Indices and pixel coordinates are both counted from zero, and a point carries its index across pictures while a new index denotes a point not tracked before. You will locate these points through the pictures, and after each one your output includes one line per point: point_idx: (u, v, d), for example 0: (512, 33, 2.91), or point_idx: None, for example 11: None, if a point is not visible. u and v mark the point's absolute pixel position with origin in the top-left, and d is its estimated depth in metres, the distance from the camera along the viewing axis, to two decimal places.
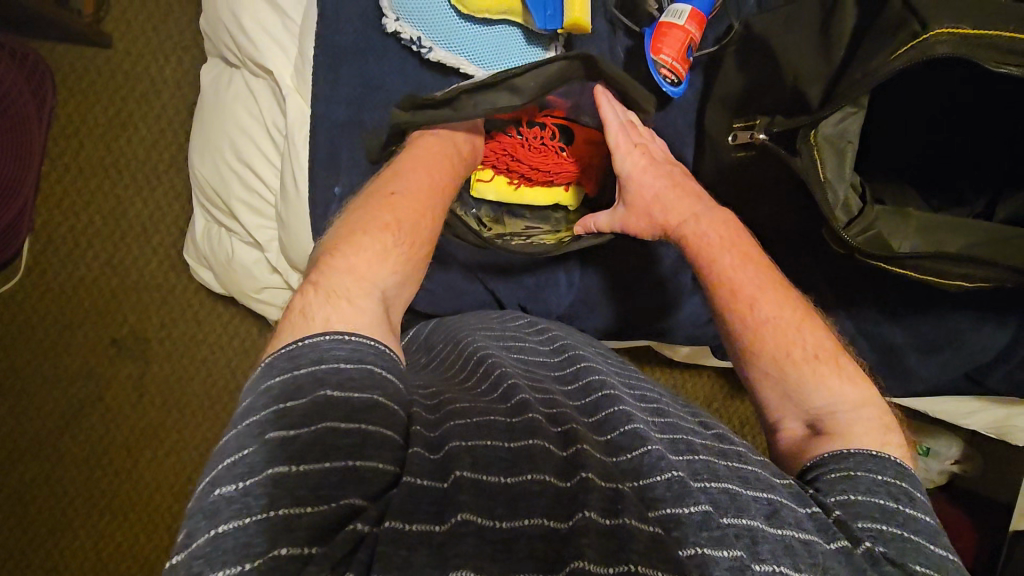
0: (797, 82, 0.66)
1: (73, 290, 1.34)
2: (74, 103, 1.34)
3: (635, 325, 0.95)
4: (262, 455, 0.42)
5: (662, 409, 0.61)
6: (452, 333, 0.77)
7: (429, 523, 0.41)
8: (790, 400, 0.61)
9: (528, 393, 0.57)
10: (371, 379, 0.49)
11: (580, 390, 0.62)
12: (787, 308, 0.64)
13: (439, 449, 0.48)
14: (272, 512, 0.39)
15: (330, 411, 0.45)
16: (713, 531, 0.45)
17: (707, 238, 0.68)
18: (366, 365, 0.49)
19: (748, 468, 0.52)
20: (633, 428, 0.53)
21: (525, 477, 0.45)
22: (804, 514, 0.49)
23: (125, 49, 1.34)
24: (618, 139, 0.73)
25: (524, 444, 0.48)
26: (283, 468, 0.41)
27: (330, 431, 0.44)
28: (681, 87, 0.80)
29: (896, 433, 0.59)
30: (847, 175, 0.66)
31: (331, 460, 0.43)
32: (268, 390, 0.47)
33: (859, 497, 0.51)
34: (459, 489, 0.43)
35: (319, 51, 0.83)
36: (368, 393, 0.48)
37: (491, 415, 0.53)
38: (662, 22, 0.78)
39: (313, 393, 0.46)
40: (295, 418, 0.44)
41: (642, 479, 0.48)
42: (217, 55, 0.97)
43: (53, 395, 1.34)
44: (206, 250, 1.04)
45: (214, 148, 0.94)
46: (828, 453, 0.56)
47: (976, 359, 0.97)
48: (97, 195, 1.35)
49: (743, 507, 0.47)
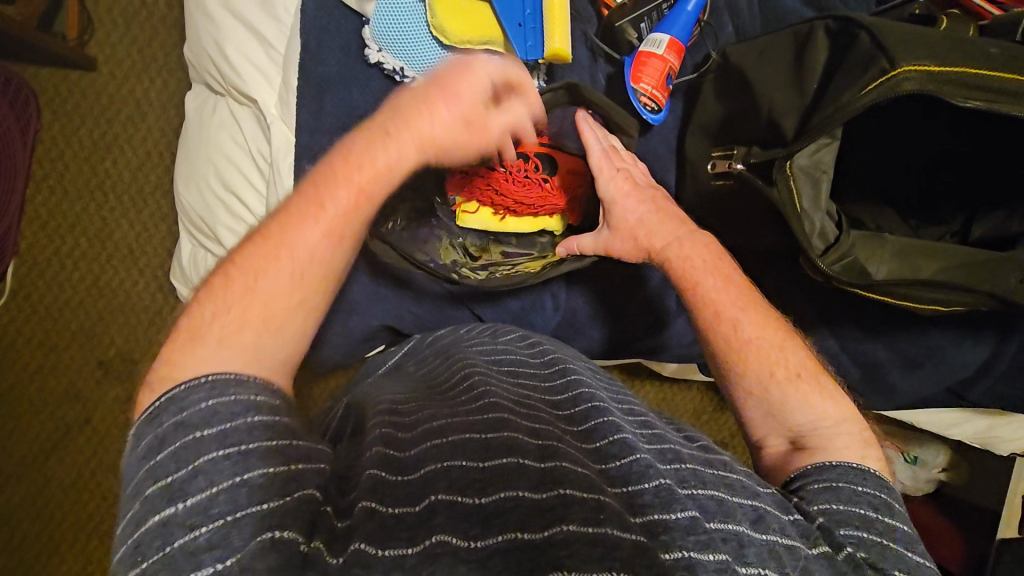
0: (772, 114, 0.68)
1: (58, 314, 1.33)
2: (59, 125, 1.34)
3: (622, 344, 0.96)
4: (145, 508, 0.41)
5: (650, 423, 0.62)
6: (444, 350, 0.77)
7: (403, 547, 0.40)
8: (774, 417, 0.61)
9: (507, 411, 0.56)
10: (240, 405, 0.46)
11: (569, 399, 0.62)
12: (770, 327, 0.64)
13: (410, 473, 0.46)
14: (167, 548, 0.39)
15: (192, 451, 0.43)
16: (700, 536, 0.45)
17: (693, 262, 0.68)
18: (229, 395, 0.46)
19: (733, 476, 0.53)
20: (622, 437, 0.54)
21: (497, 497, 0.44)
22: (787, 521, 0.50)
23: (110, 71, 1.34)
24: (601, 164, 0.74)
25: (500, 463, 0.47)
26: (169, 511, 0.41)
27: (209, 461, 0.42)
28: (660, 113, 0.82)
29: (875, 447, 0.59)
30: (823, 204, 0.67)
31: (215, 485, 0.41)
32: (138, 451, 0.45)
33: (842, 505, 0.52)
34: (432, 513, 0.43)
35: (303, 82, 0.83)
36: (235, 417, 0.45)
37: (467, 432, 0.51)
38: (641, 51, 0.79)
39: (180, 439, 0.43)
40: (166, 468, 0.42)
41: (629, 486, 0.49)
42: (201, 82, 0.97)
43: (37, 420, 1.32)
44: (192, 275, 1.04)
45: (200, 176, 0.94)
46: (810, 466, 0.57)
47: (957, 372, 0.98)
48: (82, 217, 1.34)
49: (729, 512, 0.48)
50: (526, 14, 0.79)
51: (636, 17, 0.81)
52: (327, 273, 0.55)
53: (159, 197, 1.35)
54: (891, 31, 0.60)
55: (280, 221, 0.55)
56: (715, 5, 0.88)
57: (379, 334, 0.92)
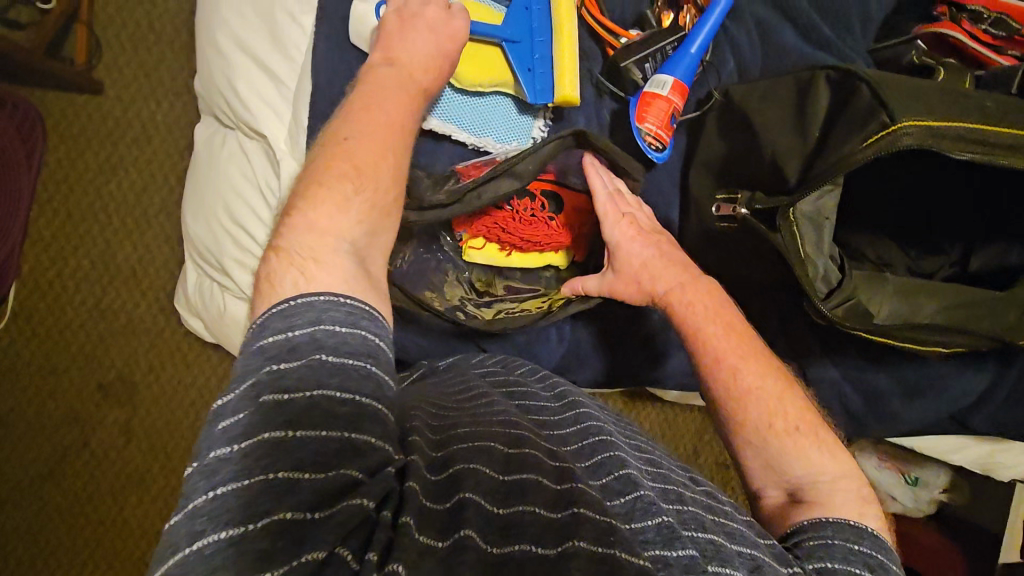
0: (774, 159, 0.69)
1: (60, 336, 1.33)
2: (65, 148, 1.35)
3: (625, 373, 0.96)
4: (257, 417, 0.42)
5: (657, 461, 0.62)
6: (458, 369, 0.78)
7: (434, 538, 0.42)
8: (772, 468, 0.61)
9: (526, 429, 0.57)
10: (368, 347, 0.48)
11: (576, 434, 0.62)
12: (770, 376, 0.64)
13: (445, 470, 0.48)
14: (269, 472, 0.40)
15: (314, 379, 0.44)
16: (699, 574, 0.47)
17: (693, 308, 0.69)
18: (360, 330, 0.48)
19: (734, 523, 0.54)
20: (626, 473, 0.55)
21: (514, 509, 0.46)
22: (782, 572, 0.50)
23: (116, 95, 1.35)
24: (605, 207, 0.75)
25: (519, 477, 0.49)
26: (280, 433, 0.42)
27: (327, 399, 0.44)
28: (665, 152, 0.83)
29: (873, 506, 0.60)
30: (825, 249, 0.68)
31: (328, 429, 0.43)
32: (262, 346, 0.46)
33: (836, 564, 0.52)
34: (461, 508, 0.45)
35: (314, 119, 0.85)
36: (361, 357, 0.47)
37: (492, 441, 0.53)
38: (646, 92, 0.81)
39: (307, 359, 0.45)
40: (287, 385, 0.44)
41: (634, 522, 0.50)
42: (210, 114, 0.98)
43: (37, 443, 1.32)
44: (199, 305, 1.05)
45: (208, 208, 0.95)
46: (806, 521, 0.57)
47: (955, 401, 1.00)
48: (85, 240, 1.34)
49: (727, 559, 0.49)
50: (536, 58, 0.80)
51: (640, 58, 0.82)
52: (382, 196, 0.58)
53: (163, 220, 1.36)
54: (890, 84, 0.61)
55: (354, 126, 0.60)
56: (717, 44, 0.90)
57: None
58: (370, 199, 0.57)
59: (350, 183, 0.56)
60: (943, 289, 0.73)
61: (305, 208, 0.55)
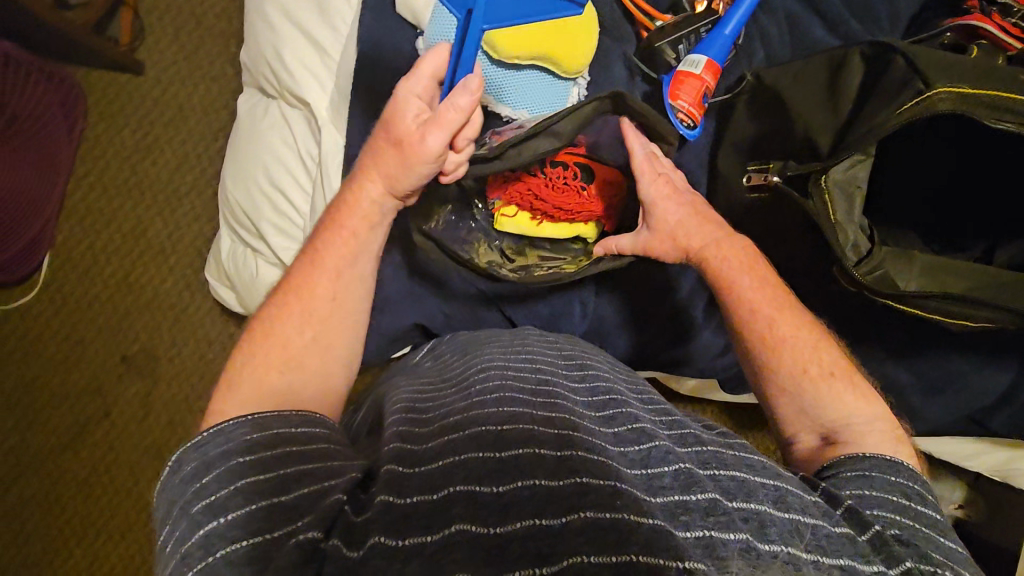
0: (808, 132, 0.73)
1: (88, 306, 1.36)
2: (105, 126, 1.39)
3: (646, 352, 0.98)
4: (190, 526, 0.45)
5: (669, 410, 0.64)
6: (462, 348, 0.78)
7: (421, 536, 0.42)
8: (806, 414, 0.63)
9: (523, 403, 0.56)
10: (282, 437, 0.52)
11: (587, 389, 0.64)
12: (804, 328, 0.67)
13: (425, 464, 0.48)
14: (208, 557, 0.42)
15: (235, 472, 0.47)
16: (719, 516, 0.45)
17: (729, 262, 0.72)
18: (272, 430, 0.52)
19: (753, 457, 0.54)
20: (640, 426, 0.56)
21: (514, 485, 0.45)
22: (809, 500, 0.49)
23: (157, 77, 1.40)
24: (643, 167, 0.77)
25: (515, 453, 0.48)
26: (211, 525, 0.44)
27: (251, 484, 0.47)
28: (696, 130, 0.85)
29: (907, 445, 0.61)
30: (855, 217, 0.71)
31: (255, 502, 0.45)
32: (180, 479, 0.49)
33: (873, 492, 0.53)
34: (450, 503, 0.44)
35: (357, 87, 0.88)
36: (277, 446, 0.51)
37: (485, 424, 0.52)
38: (679, 70, 0.83)
39: (224, 464, 0.48)
40: (209, 489, 0.47)
41: (649, 468, 0.50)
42: (254, 85, 1.02)
43: (59, 410, 1.35)
44: (231, 268, 1.08)
45: (247, 174, 0.98)
46: (844, 455, 0.58)
47: (977, 400, 0.99)
48: (118, 215, 1.38)
49: (751, 492, 0.48)
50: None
51: (675, 39, 0.86)
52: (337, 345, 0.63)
53: (194, 198, 1.39)
54: (927, 56, 0.64)
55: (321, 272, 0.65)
56: (748, 32, 0.92)
57: (410, 334, 0.95)
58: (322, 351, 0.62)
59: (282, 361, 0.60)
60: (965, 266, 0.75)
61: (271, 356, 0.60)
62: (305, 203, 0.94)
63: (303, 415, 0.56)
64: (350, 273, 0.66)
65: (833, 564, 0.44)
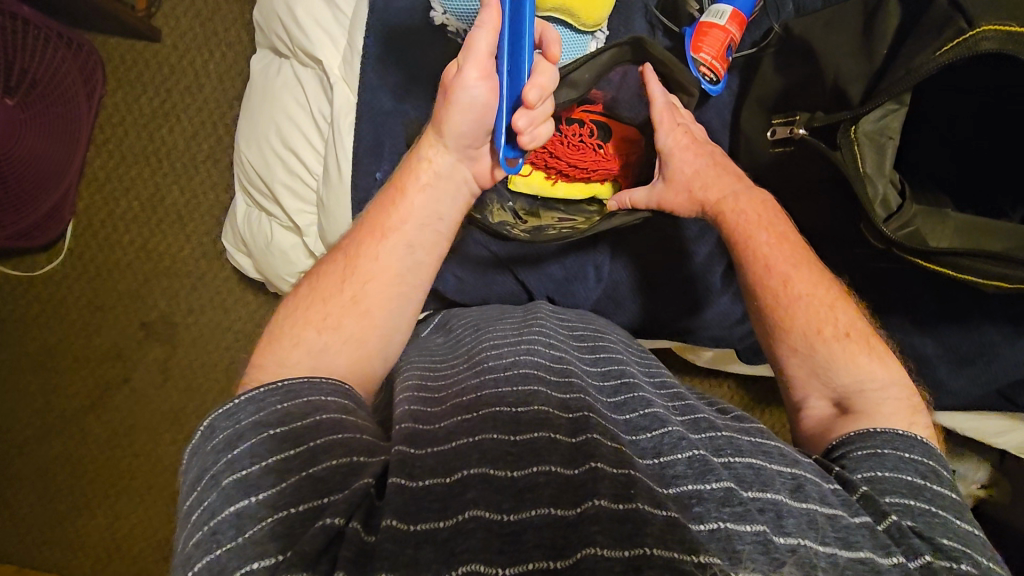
0: (837, 82, 0.69)
1: (109, 273, 1.38)
2: (122, 93, 1.39)
3: (660, 318, 0.97)
4: (222, 498, 0.43)
5: (681, 394, 0.62)
6: (474, 324, 0.77)
7: (434, 521, 0.40)
8: (818, 376, 0.62)
9: (538, 382, 0.56)
10: (313, 406, 0.49)
11: (599, 372, 0.64)
12: (820, 287, 0.65)
13: (438, 445, 0.47)
14: (240, 537, 0.40)
15: (269, 448, 0.45)
16: (735, 507, 0.43)
17: (745, 216, 0.70)
18: (302, 399, 0.49)
19: (771, 443, 0.52)
20: (653, 410, 0.55)
21: (530, 471, 0.44)
22: (828, 490, 0.47)
23: (172, 44, 1.38)
24: (663, 117, 0.75)
25: (531, 437, 0.47)
26: (244, 503, 0.42)
27: (282, 461, 0.44)
28: (719, 85, 0.82)
29: (922, 414, 0.58)
30: (886, 170, 0.68)
31: (288, 479, 0.43)
32: (212, 447, 0.47)
33: (886, 473, 0.50)
34: (464, 488, 0.42)
35: (368, 41, 0.86)
36: (311, 415, 0.48)
37: (497, 405, 0.51)
38: (702, 22, 0.79)
39: (257, 436, 0.46)
40: (240, 463, 0.44)
41: (661, 456, 0.48)
42: (268, 46, 1.01)
43: (84, 374, 1.38)
44: (247, 235, 1.08)
45: (261, 136, 0.97)
46: (854, 432, 0.55)
47: (1011, 373, 0.94)
48: (137, 181, 1.39)
49: (767, 481, 0.46)
50: None
51: None
52: (382, 313, 0.60)
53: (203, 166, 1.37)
54: None
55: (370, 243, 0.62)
56: None
57: None
58: (361, 317, 0.59)
59: (314, 326, 0.58)
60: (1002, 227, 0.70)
61: (303, 321, 0.58)
62: (318, 165, 0.93)
63: (334, 382, 0.54)
64: (398, 238, 0.63)
65: (852, 558, 0.42)
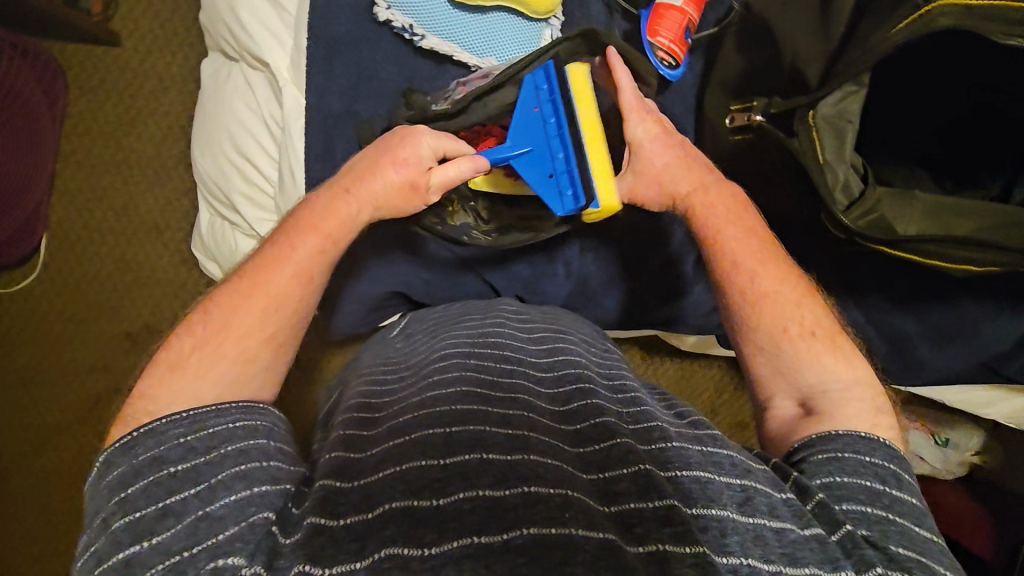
0: (795, 63, 0.69)
1: (85, 288, 1.23)
2: (87, 100, 1.24)
3: (634, 311, 0.94)
4: (109, 542, 0.42)
5: (639, 399, 0.60)
6: (434, 329, 0.74)
7: (349, 562, 0.39)
8: (783, 376, 0.61)
9: (481, 400, 0.53)
10: (220, 437, 0.48)
11: (552, 378, 0.61)
12: (787, 283, 0.64)
13: (366, 477, 0.45)
14: None
15: (165, 488, 0.44)
16: (676, 527, 0.41)
17: (715, 210, 0.69)
18: (207, 430, 0.49)
19: (722, 453, 0.50)
20: (604, 420, 0.53)
21: (455, 497, 0.42)
22: (779, 500, 0.46)
23: (133, 47, 1.24)
24: (632, 104, 0.71)
25: (462, 459, 0.45)
26: (134, 549, 0.41)
27: (180, 501, 0.44)
28: (679, 69, 0.81)
29: (886, 415, 0.57)
30: (847, 156, 0.69)
31: (181, 520, 0.42)
32: (107, 487, 0.46)
33: (846, 479, 0.49)
34: (383, 523, 0.41)
35: (312, 42, 0.83)
36: (212, 449, 0.47)
37: (430, 428, 0.49)
38: (658, 5, 0.79)
39: (152, 474, 0.45)
40: (134, 504, 0.44)
41: (606, 472, 0.47)
42: (217, 50, 0.98)
43: (63, 395, 1.22)
44: (211, 244, 1.03)
45: (215, 144, 0.95)
46: (816, 434, 0.54)
47: (991, 348, 0.91)
48: (109, 192, 1.24)
49: (713, 496, 0.45)
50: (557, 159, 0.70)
51: None
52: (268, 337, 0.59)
53: (163, 167, 1.25)
54: None
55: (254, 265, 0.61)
56: None
57: (389, 303, 0.92)
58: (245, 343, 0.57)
59: (194, 341, 0.56)
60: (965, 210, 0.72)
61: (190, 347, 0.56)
62: (274, 171, 0.90)
63: (244, 407, 0.53)
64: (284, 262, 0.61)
65: (797, 575, 0.41)
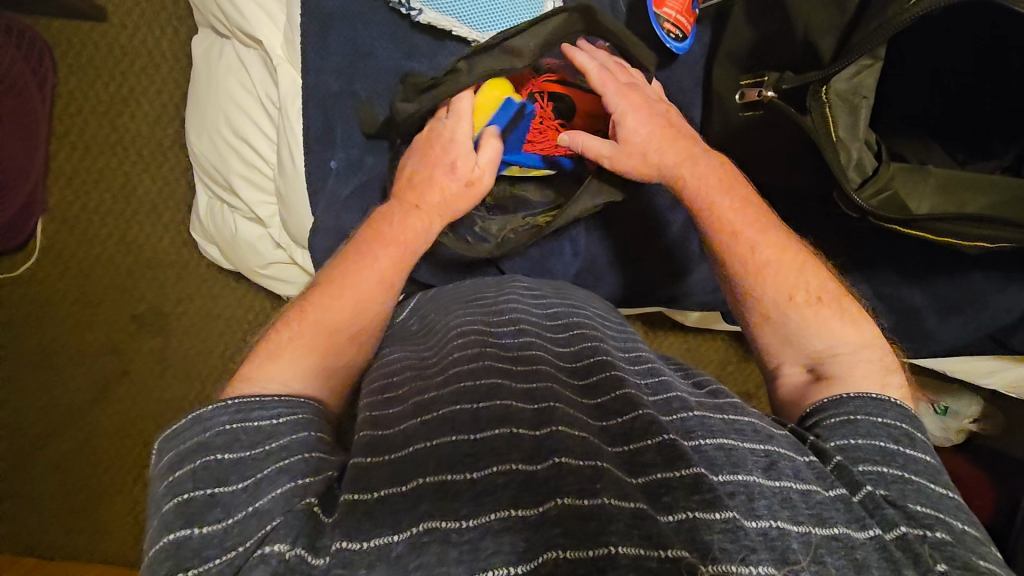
0: (808, 35, 0.68)
1: (90, 272, 1.22)
2: (77, 81, 1.20)
3: (641, 289, 0.93)
4: (161, 525, 0.40)
5: (657, 369, 0.58)
6: (445, 307, 0.72)
7: (387, 536, 0.37)
8: (791, 344, 0.61)
9: (501, 374, 0.51)
10: (264, 432, 0.46)
11: (571, 353, 0.59)
12: (789, 251, 0.64)
13: (397, 451, 0.43)
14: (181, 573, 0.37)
15: (212, 475, 0.42)
16: (704, 494, 0.39)
17: (708, 181, 0.69)
18: (251, 420, 0.46)
19: (744, 420, 0.49)
20: (625, 392, 0.50)
21: (489, 471, 0.40)
22: (802, 463, 0.45)
23: (120, 23, 1.19)
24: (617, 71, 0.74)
25: (492, 434, 0.43)
26: (184, 532, 0.39)
27: (230, 493, 0.41)
28: (686, 41, 0.81)
29: (895, 374, 0.57)
30: (860, 133, 0.69)
31: (234, 515, 0.40)
32: (160, 469, 0.45)
33: (860, 441, 0.49)
34: (418, 499, 0.39)
35: (307, 18, 0.81)
36: (257, 444, 0.45)
37: (457, 405, 0.47)
38: None
39: (200, 460, 0.43)
40: (182, 486, 0.41)
41: (632, 443, 0.44)
42: (207, 26, 0.95)
43: (73, 377, 1.23)
44: (210, 227, 1.01)
45: (209, 125, 0.93)
46: (829, 399, 0.55)
47: (1001, 318, 0.90)
48: (106, 172, 1.21)
49: (739, 462, 0.43)
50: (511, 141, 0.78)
51: None
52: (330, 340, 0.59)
53: (159, 148, 1.22)
54: None
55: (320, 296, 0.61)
56: None
57: None
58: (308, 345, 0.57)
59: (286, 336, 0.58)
60: (981, 188, 0.73)
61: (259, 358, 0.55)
62: (272, 153, 0.88)
63: (288, 400, 0.51)
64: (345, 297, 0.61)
65: (825, 535, 0.40)
